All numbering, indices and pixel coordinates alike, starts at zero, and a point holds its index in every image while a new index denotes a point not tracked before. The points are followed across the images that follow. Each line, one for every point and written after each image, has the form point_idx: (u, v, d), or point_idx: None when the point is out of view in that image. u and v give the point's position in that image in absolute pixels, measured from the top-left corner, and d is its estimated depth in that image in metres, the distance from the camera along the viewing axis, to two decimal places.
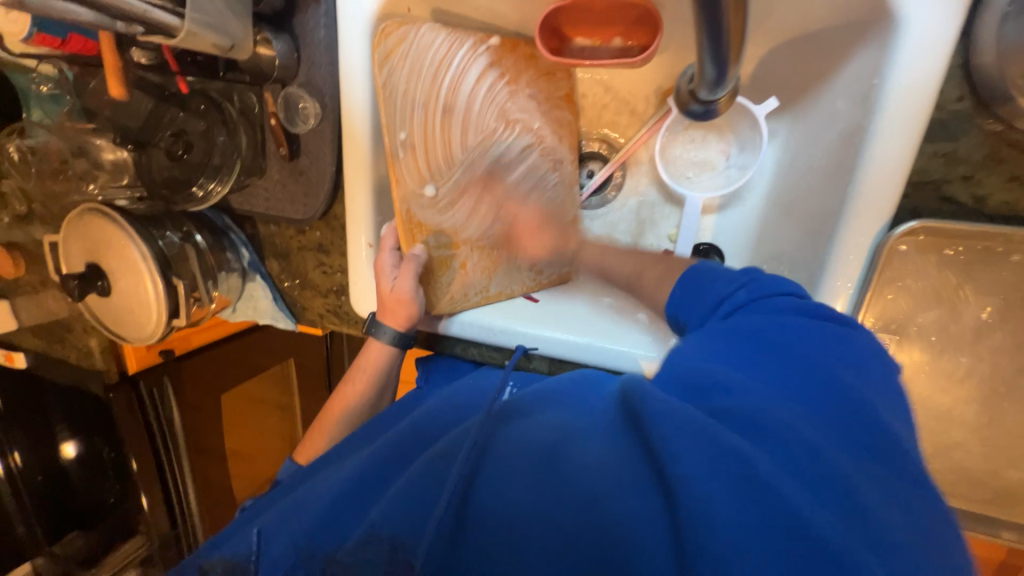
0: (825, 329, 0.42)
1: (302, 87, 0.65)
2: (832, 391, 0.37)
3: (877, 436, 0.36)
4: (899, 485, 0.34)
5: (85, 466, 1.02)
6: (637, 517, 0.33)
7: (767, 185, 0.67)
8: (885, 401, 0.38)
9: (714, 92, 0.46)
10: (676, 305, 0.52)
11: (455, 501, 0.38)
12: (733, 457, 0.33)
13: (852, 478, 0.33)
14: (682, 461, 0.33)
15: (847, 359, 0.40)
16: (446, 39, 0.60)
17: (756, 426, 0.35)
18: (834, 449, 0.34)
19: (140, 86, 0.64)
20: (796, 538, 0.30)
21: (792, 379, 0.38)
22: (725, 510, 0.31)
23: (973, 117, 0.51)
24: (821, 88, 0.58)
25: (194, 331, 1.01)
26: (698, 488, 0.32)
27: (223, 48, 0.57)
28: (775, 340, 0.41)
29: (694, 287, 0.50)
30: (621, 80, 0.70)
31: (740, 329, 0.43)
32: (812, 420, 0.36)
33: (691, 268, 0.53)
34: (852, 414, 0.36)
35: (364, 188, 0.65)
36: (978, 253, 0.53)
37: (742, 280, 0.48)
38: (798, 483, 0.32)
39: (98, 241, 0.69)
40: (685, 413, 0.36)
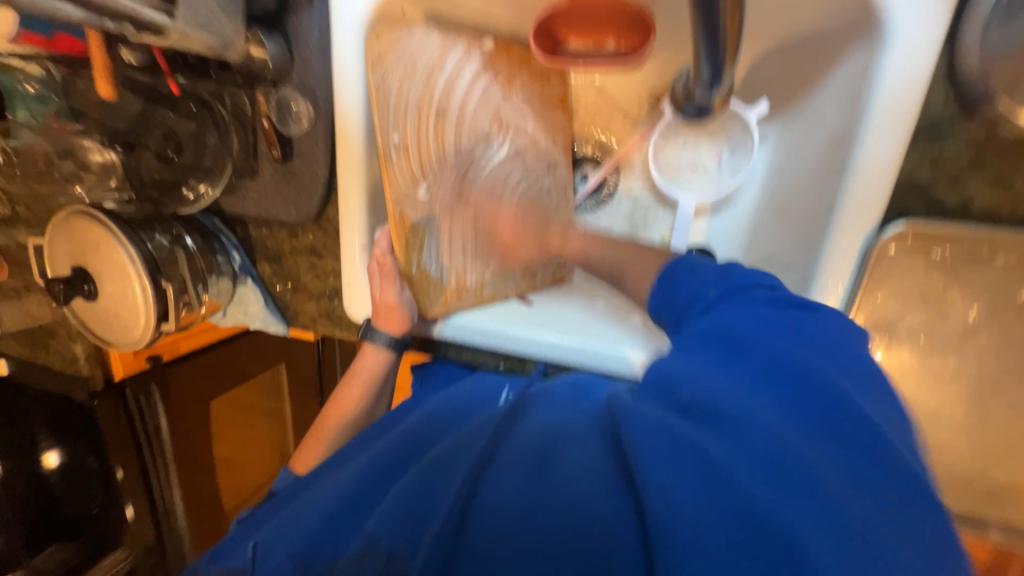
0: (799, 319, 0.41)
1: (295, 88, 0.65)
2: (806, 382, 0.35)
3: (860, 428, 0.33)
4: (888, 480, 0.32)
5: (68, 474, 1.00)
6: (614, 516, 0.34)
7: (759, 188, 0.67)
8: (870, 392, 0.36)
9: (710, 91, 0.46)
10: (660, 309, 0.50)
11: (457, 505, 0.37)
12: (693, 452, 0.33)
13: (824, 471, 0.31)
14: (644, 459, 0.34)
15: (831, 352, 0.38)
16: (439, 42, 0.60)
17: (722, 417, 0.35)
18: (807, 442, 0.33)
19: (130, 87, 0.64)
20: (758, 533, 0.29)
21: (763, 373, 0.37)
22: (683, 503, 0.31)
23: (958, 122, 0.53)
24: (809, 93, 0.59)
25: (182, 336, 0.99)
26: (658, 483, 0.33)
27: (215, 49, 0.56)
28: (745, 332, 0.40)
29: (677, 271, 0.49)
30: (615, 84, 0.70)
31: (707, 324, 0.42)
32: (783, 412, 0.34)
33: (666, 265, 0.51)
34: (830, 405, 0.34)
35: (358, 191, 0.64)
36: (965, 255, 0.54)
37: (714, 276, 0.46)
38: (762, 476, 0.32)
39: (85, 244, 0.67)
40: (650, 416, 0.37)
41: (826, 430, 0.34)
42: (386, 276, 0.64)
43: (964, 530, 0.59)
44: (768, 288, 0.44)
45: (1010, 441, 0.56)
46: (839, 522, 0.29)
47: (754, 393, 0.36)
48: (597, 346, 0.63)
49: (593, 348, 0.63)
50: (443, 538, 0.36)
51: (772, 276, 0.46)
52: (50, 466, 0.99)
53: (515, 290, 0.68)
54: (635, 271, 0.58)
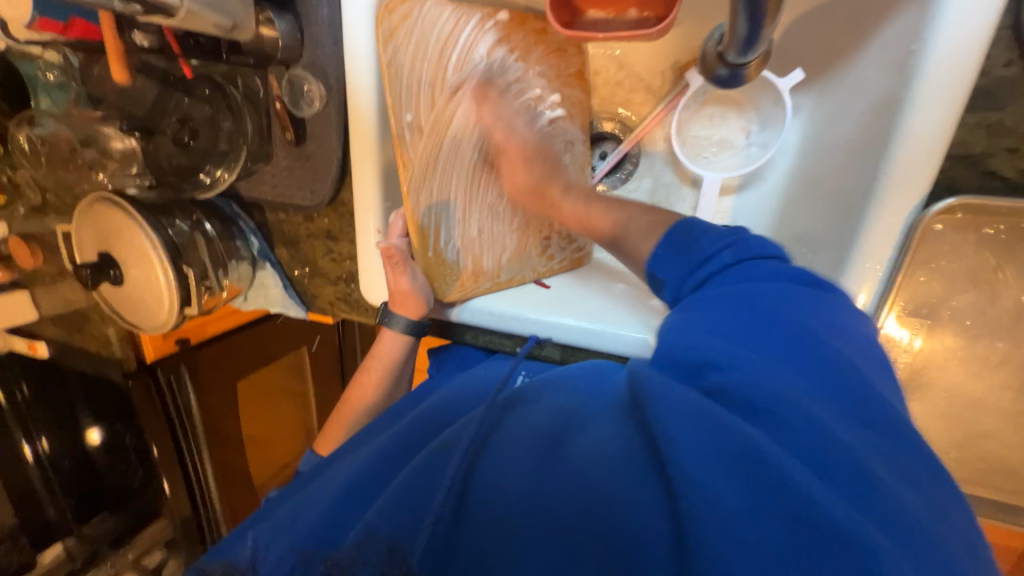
0: (806, 292, 0.42)
1: (307, 68, 0.63)
2: (825, 360, 0.36)
3: (873, 403, 0.35)
4: (901, 455, 0.33)
5: (110, 450, 1.06)
6: (640, 504, 0.34)
7: (791, 163, 0.63)
8: (875, 368, 0.38)
9: (744, 53, 0.43)
10: (655, 276, 0.50)
11: (456, 489, 0.38)
12: (732, 436, 0.32)
13: (861, 456, 0.31)
14: (681, 447, 0.32)
15: (836, 328, 0.39)
16: (452, 13, 0.56)
17: (757, 408, 0.34)
18: (841, 425, 0.33)
19: (143, 70, 0.65)
20: (813, 527, 0.28)
21: (786, 352, 0.37)
22: (725, 498, 0.30)
23: (1020, 84, 0.48)
24: (851, 58, 0.55)
25: (208, 320, 1.01)
26: (699, 473, 0.31)
27: (224, 28, 0.55)
28: (767, 309, 0.40)
29: (671, 244, 0.48)
30: (636, 55, 0.66)
31: (728, 297, 0.42)
32: (816, 395, 0.34)
33: (667, 226, 0.50)
34: (852, 386, 0.35)
35: (371, 173, 0.63)
36: (1021, 232, 0.50)
37: (730, 240, 0.46)
38: (804, 464, 0.31)
39: (109, 230, 0.69)
40: (684, 398, 0.36)
41: (853, 412, 0.34)
42: (397, 267, 0.63)
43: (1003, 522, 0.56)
44: (768, 262, 0.44)
45: None
46: (885, 511, 0.29)
47: (786, 375, 0.36)
48: (618, 330, 0.61)
49: (612, 332, 0.61)
50: (440, 524, 0.36)
51: (776, 245, 0.47)
52: (93, 442, 1.05)
53: (532, 273, 0.68)
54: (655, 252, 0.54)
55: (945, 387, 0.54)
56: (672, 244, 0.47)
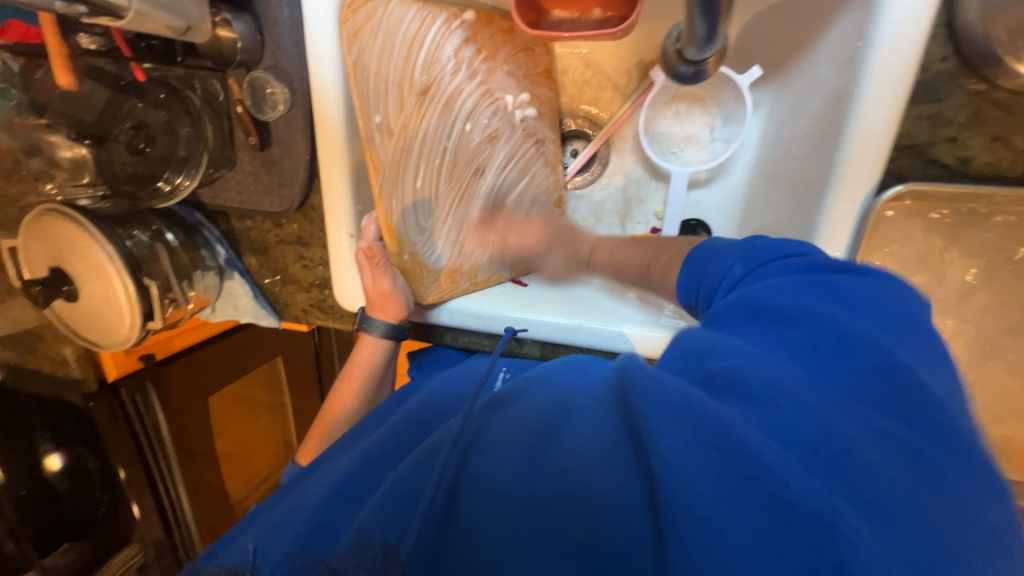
0: (836, 282, 0.39)
1: (268, 71, 0.62)
2: (850, 352, 0.34)
3: (901, 395, 0.32)
4: (924, 448, 0.30)
5: (74, 477, 0.96)
6: (623, 496, 0.34)
7: (752, 158, 0.66)
8: (919, 362, 0.34)
9: (702, 50, 0.45)
10: (685, 293, 0.49)
11: (445, 489, 0.39)
12: (711, 424, 0.32)
13: (866, 450, 0.29)
14: (662, 436, 0.33)
15: (882, 323, 0.36)
16: (417, 13, 0.56)
17: (751, 393, 0.33)
18: (849, 418, 0.31)
19: (93, 75, 0.60)
20: (779, 510, 0.28)
21: (803, 346, 0.35)
22: (701, 482, 0.30)
23: (957, 78, 0.51)
24: (804, 54, 0.57)
25: (173, 334, 0.97)
26: (677, 460, 0.31)
27: (178, 30, 0.53)
28: (785, 301, 0.38)
29: (699, 255, 0.48)
30: (602, 53, 0.67)
31: (744, 293, 0.40)
32: (824, 388, 0.33)
33: (684, 258, 0.50)
34: (878, 376, 0.33)
35: (341, 176, 0.62)
36: (963, 216, 0.53)
37: (741, 254, 0.44)
38: (784, 449, 0.30)
39: (60, 243, 0.65)
40: (673, 387, 0.35)
41: (873, 403, 0.32)
42: (377, 268, 0.61)
43: None
44: (799, 255, 0.42)
45: (1005, 399, 0.57)
46: (878, 503, 0.28)
47: (793, 367, 0.34)
48: (596, 325, 0.62)
49: (593, 328, 0.62)
50: (432, 521, 0.37)
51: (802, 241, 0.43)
52: (53, 469, 0.94)
53: (509, 271, 0.68)
54: (650, 257, 0.56)
55: None
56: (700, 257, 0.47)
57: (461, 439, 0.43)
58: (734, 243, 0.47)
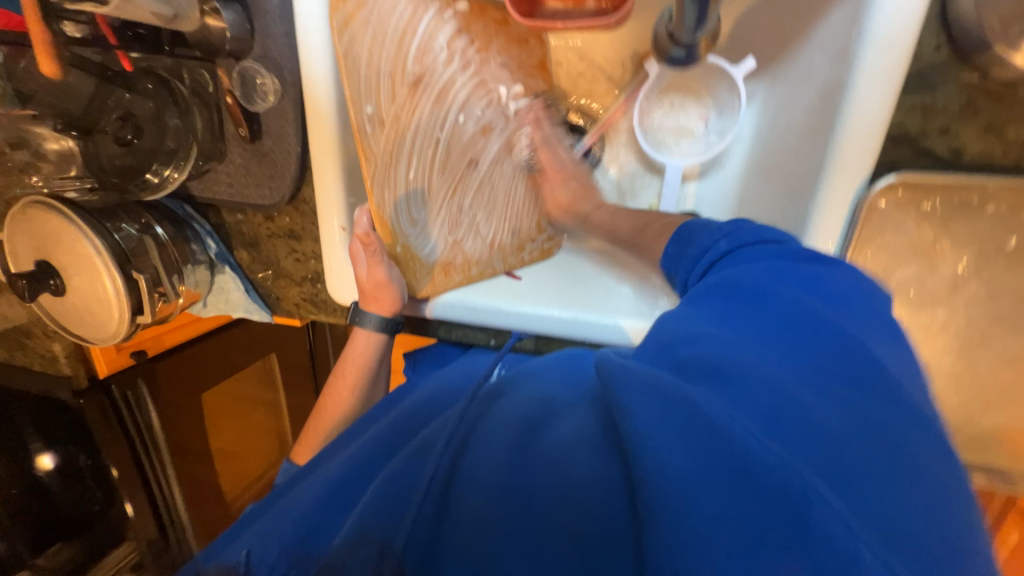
0: (798, 264, 0.40)
1: (258, 60, 0.61)
2: (812, 330, 0.35)
3: (861, 368, 0.33)
4: (886, 418, 0.31)
5: (66, 475, 0.96)
6: (605, 484, 0.34)
7: (747, 151, 0.65)
8: (876, 336, 0.35)
9: (694, 33, 0.45)
10: (670, 259, 0.49)
11: (438, 486, 0.38)
12: (685, 405, 0.32)
13: (830, 422, 0.31)
14: (638, 419, 0.32)
15: (840, 303, 0.37)
16: (409, 2, 0.55)
17: (722, 373, 0.33)
18: (812, 393, 0.32)
19: (78, 65, 0.57)
20: (754, 488, 0.28)
21: (771, 325, 0.36)
22: (679, 463, 0.30)
23: (950, 67, 0.51)
24: (799, 45, 0.57)
25: (165, 331, 0.95)
26: (656, 442, 0.31)
27: (165, 17, 0.52)
28: (757, 285, 0.38)
29: (686, 233, 0.48)
30: (596, 45, 0.67)
31: (715, 280, 0.41)
32: (792, 365, 0.33)
33: (683, 223, 0.50)
34: (842, 356, 0.34)
35: (333, 168, 0.61)
36: (955, 206, 0.53)
37: (726, 230, 0.45)
38: (755, 426, 0.30)
39: (46, 236, 0.64)
40: (645, 371, 0.35)
41: (839, 380, 0.33)
42: (374, 255, 0.60)
43: None
44: (770, 239, 0.43)
45: (995, 389, 0.57)
46: (840, 472, 0.29)
47: (763, 347, 0.35)
48: (592, 317, 0.62)
49: (585, 321, 0.62)
50: (423, 521, 0.37)
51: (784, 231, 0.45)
52: (45, 468, 0.94)
53: (503, 266, 0.68)
54: (645, 232, 0.57)
55: None
56: (680, 240, 0.48)
57: (456, 433, 0.42)
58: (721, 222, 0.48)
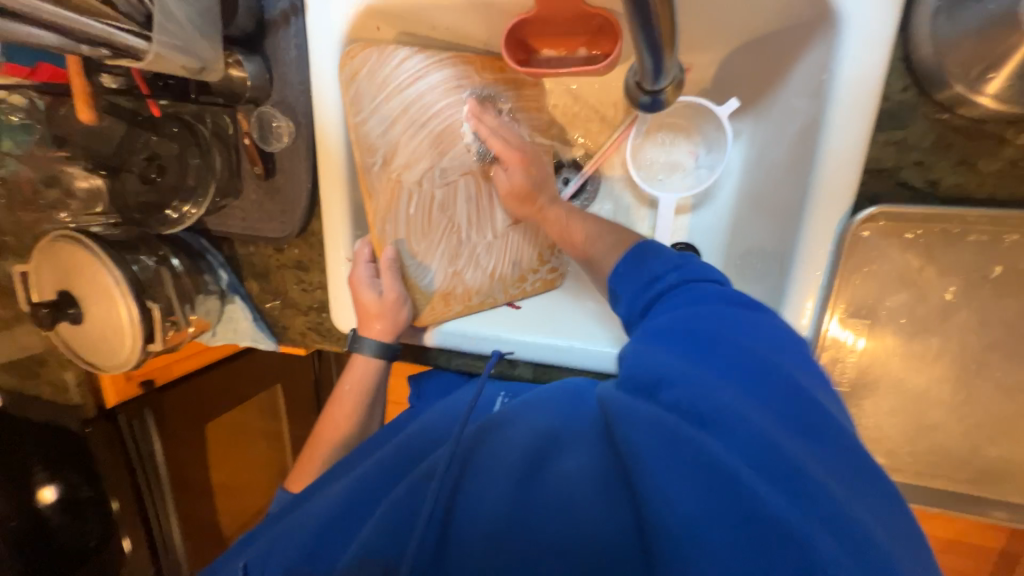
0: (748, 312, 0.44)
1: (275, 106, 0.66)
2: (775, 378, 0.38)
3: (816, 415, 0.37)
4: (843, 466, 0.36)
5: (66, 509, 0.93)
6: (604, 523, 0.36)
7: (737, 183, 0.68)
8: (819, 386, 0.40)
9: (657, 80, 0.47)
10: (622, 281, 0.51)
11: (438, 523, 0.39)
12: (687, 447, 0.35)
13: (814, 469, 0.33)
14: (649, 469, 0.35)
15: (784, 349, 0.41)
16: (414, 63, 0.62)
17: (709, 420, 0.36)
18: (797, 445, 0.35)
19: (112, 112, 0.63)
20: (769, 541, 0.30)
21: (741, 370, 0.39)
22: (688, 512, 0.32)
23: (918, 106, 0.54)
24: (777, 88, 0.61)
25: (176, 360, 0.98)
26: (665, 490, 0.34)
27: (193, 70, 0.57)
28: (714, 326, 0.42)
29: (637, 254, 0.51)
30: (590, 89, 0.71)
31: (662, 319, 0.44)
32: (763, 409, 0.37)
33: (637, 245, 0.52)
34: (799, 400, 0.37)
35: (341, 204, 0.66)
36: (937, 235, 0.54)
37: (676, 263, 0.49)
38: (756, 473, 0.33)
39: (69, 268, 0.68)
40: (648, 416, 0.38)
41: (797, 428, 0.36)
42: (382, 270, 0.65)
43: (962, 512, 0.59)
44: (718, 284, 0.47)
45: (1000, 419, 0.57)
46: (837, 516, 0.31)
47: (748, 393, 0.38)
48: (590, 346, 0.64)
49: (582, 348, 0.64)
50: (426, 546, 0.37)
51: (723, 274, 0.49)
52: (46, 501, 0.91)
53: (504, 296, 0.68)
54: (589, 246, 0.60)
55: (892, 384, 0.58)
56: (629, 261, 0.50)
57: (455, 463, 0.43)
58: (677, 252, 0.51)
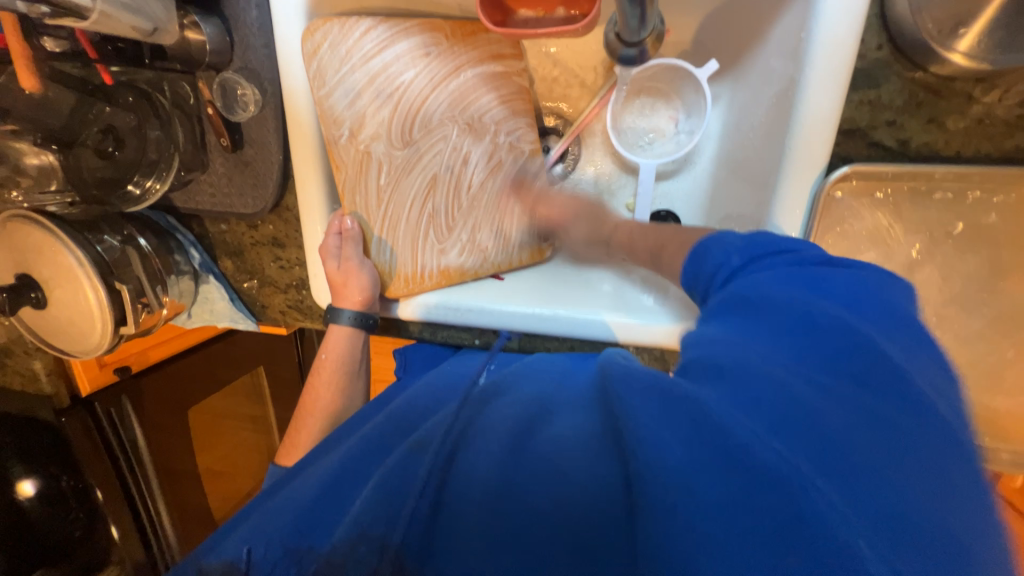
0: (818, 275, 0.40)
1: (239, 72, 0.62)
2: (830, 335, 0.36)
3: (874, 369, 0.34)
4: (896, 420, 0.32)
5: (48, 501, 0.89)
6: (596, 480, 0.36)
7: (716, 148, 0.68)
8: (898, 343, 0.35)
9: (638, 32, 0.47)
10: (688, 278, 0.49)
11: (432, 492, 0.40)
12: (682, 403, 0.35)
13: (832, 416, 0.32)
14: (640, 421, 0.36)
15: (857, 308, 0.37)
16: (377, 35, 0.61)
17: (725, 371, 0.36)
18: (831, 398, 0.33)
19: (58, 79, 0.58)
20: (767, 486, 0.29)
21: (787, 331, 0.37)
22: (677, 456, 0.33)
23: (892, 65, 0.54)
24: (755, 49, 0.60)
25: (150, 345, 0.96)
26: (652, 439, 0.34)
27: (144, 32, 0.53)
28: (767, 292, 0.40)
29: (704, 245, 0.48)
30: (569, 52, 0.69)
31: (736, 287, 0.42)
32: (798, 366, 0.35)
33: (702, 241, 0.49)
34: (849, 355, 0.35)
35: (314, 179, 0.64)
36: (905, 194, 0.56)
37: (741, 245, 0.45)
38: (757, 424, 0.33)
39: (27, 250, 0.64)
40: (642, 380, 0.39)
41: (845, 380, 0.34)
42: (349, 239, 0.64)
43: None
44: (794, 252, 0.43)
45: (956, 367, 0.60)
46: (841, 466, 0.31)
47: (769, 348, 0.36)
48: (575, 314, 0.62)
49: (568, 317, 0.62)
50: (420, 511, 0.39)
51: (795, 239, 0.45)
52: (25, 494, 0.87)
53: (490, 268, 0.68)
54: (666, 243, 0.55)
55: None
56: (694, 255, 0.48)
57: (450, 435, 0.44)
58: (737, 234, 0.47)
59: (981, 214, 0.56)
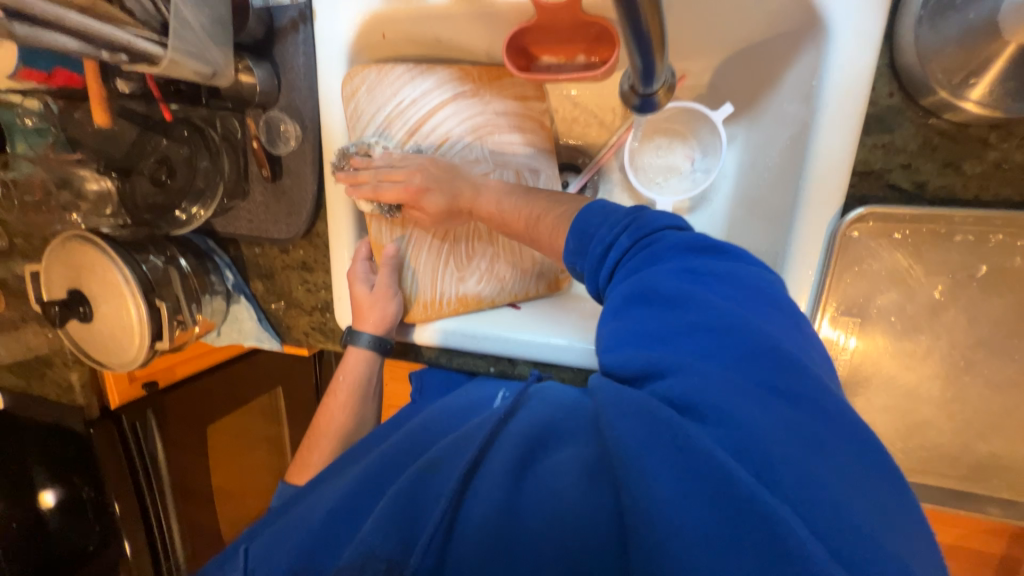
0: (719, 272, 0.41)
1: (283, 110, 0.68)
2: (761, 352, 0.36)
3: (804, 385, 0.35)
4: (826, 435, 0.33)
5: (66, 510, 0.96)
6: (594, 509, 0.37)
7: (731, 187, 0.70)
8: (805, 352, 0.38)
9: (649, 83, 0.49)
10: (575, 245, 0.50)
11: (443, 528, 0.39)
12: (667, 428, 0.35)
13: (787, 445, 0.32)
14: (629, 444, 0.36)
15: (756, 307, 0.38)
16: (409, 73, 0.66)
17: (691, 404, 0.35)
18: (778, 421, 0.33)
19: (124, 115, 0.65)
20: (749, 515, 0.30)
21: (722, 348, 0.37)
22: (665, 487, 0.33)
23: (904, 111, 0.56)
24: (770, 93, 0.62)
25: (177, 361, 1.00)
26: (642, 467, 0.35)
27: (205, 76, 0.59)
28: (679, 291, 0.40)
29: (591, 214, 0.50)
30: (589, 95, 0.73)
31: (637, 284, 0.42)
32: (747, 386, 0.35)
33: (579, 215, 0.51)
34: (781, 371, 0.35)
35: (346, 212, 0.68)
36: (924, 236, 0.56)
37: (625, 225, 0.47)
38: (728, 454, 0.33)
39: (80, 266, 0.69)
40: (629, 401, 0.38)
41: (783, 402, 0.34)
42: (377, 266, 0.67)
43: (954, 508, 0.60)
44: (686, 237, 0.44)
45: (989, 414, 0.58)
46: (812, 495, 0.31)
47: (716, 368, 0.36)
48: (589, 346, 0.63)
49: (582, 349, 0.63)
50: (432, 544, 0.39)
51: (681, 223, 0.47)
52: (47, 505, 0.95)
53: (506, 297, 0.70)
54: None
55: (884, 379, 0.59)
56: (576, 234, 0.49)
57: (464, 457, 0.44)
58: (624, 209, 0.49)
59: (1005, 257, 0.55)
